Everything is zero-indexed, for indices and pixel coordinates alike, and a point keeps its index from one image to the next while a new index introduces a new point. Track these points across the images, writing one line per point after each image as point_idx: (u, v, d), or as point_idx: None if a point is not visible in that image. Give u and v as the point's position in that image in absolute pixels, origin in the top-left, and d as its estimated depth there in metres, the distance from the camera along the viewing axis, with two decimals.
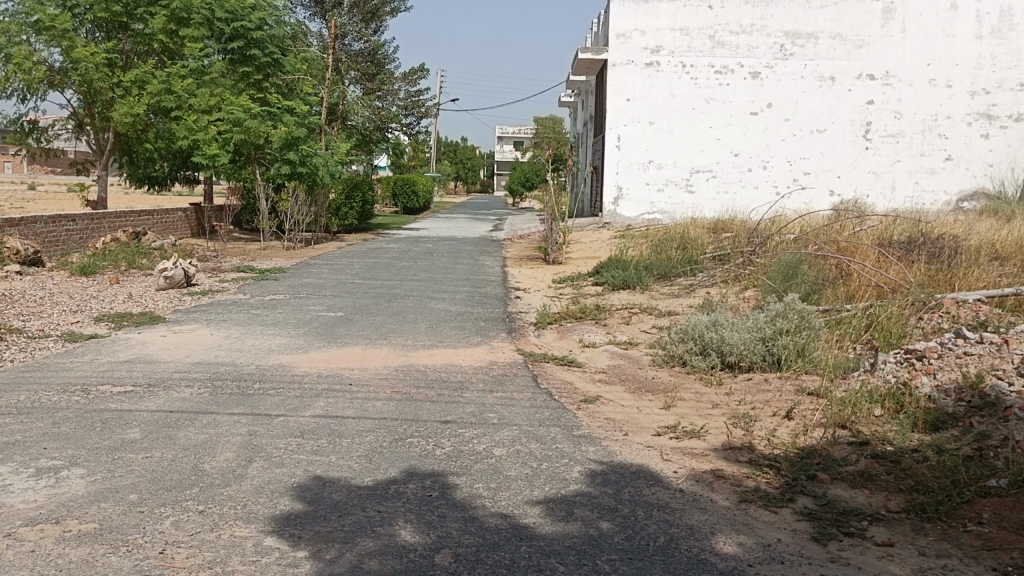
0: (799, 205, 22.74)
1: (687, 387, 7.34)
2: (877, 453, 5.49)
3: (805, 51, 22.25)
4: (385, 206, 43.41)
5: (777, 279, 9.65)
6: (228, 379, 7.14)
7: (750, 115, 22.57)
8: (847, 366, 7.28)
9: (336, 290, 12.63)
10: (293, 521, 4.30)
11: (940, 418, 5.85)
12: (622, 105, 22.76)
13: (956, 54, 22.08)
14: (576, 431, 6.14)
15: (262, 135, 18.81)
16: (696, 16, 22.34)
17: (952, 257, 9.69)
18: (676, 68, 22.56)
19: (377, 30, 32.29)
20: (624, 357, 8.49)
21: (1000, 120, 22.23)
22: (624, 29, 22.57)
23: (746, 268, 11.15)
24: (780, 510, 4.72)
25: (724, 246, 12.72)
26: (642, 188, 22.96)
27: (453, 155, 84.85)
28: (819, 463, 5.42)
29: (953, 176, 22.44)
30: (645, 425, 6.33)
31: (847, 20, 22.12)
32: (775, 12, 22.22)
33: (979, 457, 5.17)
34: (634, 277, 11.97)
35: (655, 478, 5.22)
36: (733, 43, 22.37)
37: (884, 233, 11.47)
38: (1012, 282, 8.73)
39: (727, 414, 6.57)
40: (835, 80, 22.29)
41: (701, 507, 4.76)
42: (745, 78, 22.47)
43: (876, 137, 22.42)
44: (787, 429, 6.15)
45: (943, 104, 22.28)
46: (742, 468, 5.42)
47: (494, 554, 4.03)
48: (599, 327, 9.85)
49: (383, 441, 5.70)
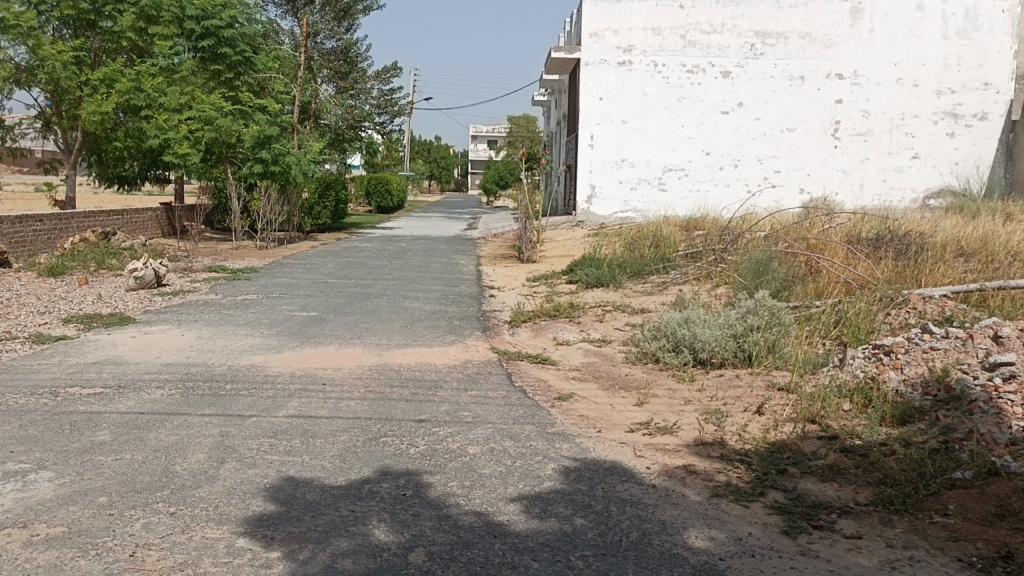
0: (770, 204, 22.98)
1: (660, 384, 7.40)
2: (847, 447, 5.57)
3: (775, 50, 22.48)
4: (359, 206, 43.23)
5: (748, 276, 9.76)
6: (200, 380, 7.07)
7: (721, 113, 22.75)
8: (816, 361, 7.37)
9: (309, 289, 12.54)
10: (266, 522, 4.28)
11: (907, 412, 5.94)
12: (596, 103, 22.83)
13: (923, 54, 22.42)
14: (549, 429, 6.16)
15: (234, 134, 18.50)
16: (668, 15, 22.47)
17: (919, 254, 9.84)
18: (648, 67, 22.67)
19: (350, 28, 32.12)
20: (598, 355, 8.53)
21: (965, 119, 22.62)
22: (597, 28, 22.61)
23: (719, 266, 11.24)
24: (751, 504, 4.78)
25: (696, 244, 12.82)
26: (615, 187, 23.05)
27: (426, 154, 84.59)
28: (789, 457, 5.49)
29: (920, 174, 22.81)
30: (619, 422, 6.36)
31: (816, 20, 22.39)
32: (745, 12, 22.41)
33: (945, 449, 5.27)
34: (607, 275, 12.03)
35: (628, 474, 5.26)
36: (704, 43, 22.53)
37: (853, 230, 11.63)
38: (977, 278, 8.88)
39: (699, 410, 6.63)
40: (805, 79, 22.54)
41: (673, 503, 4.80)
42: (716, 77, 22.65)
43: (845, 135, 22.71)
44: (758, 424, 6.22)
45: (909, 103, 22.63)
46: (713, 463, 5.48)
47: (468, 551, 4.04)
48: (573, 325, 9.89)
49: (356, 440, 5.69)
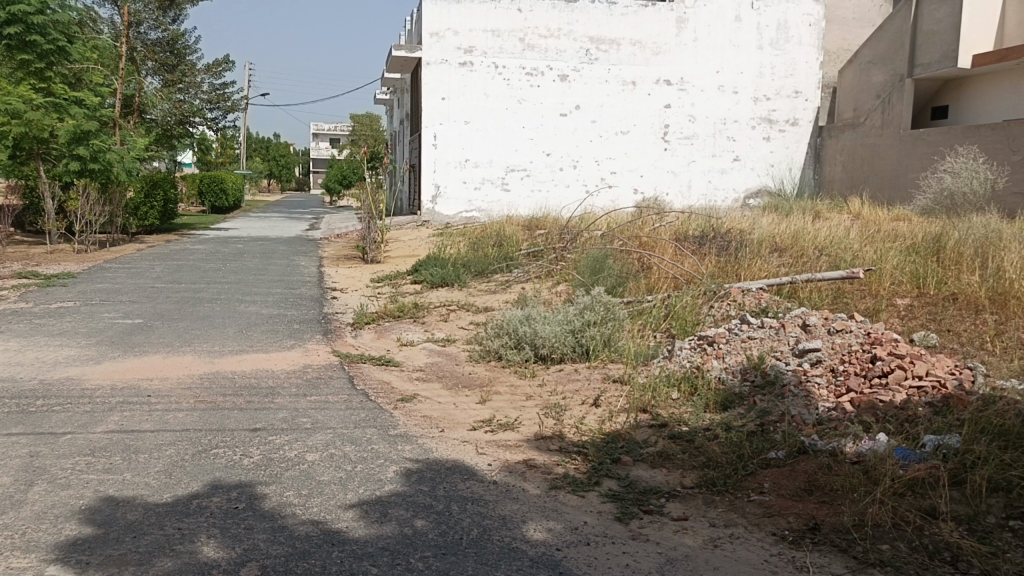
0: (607, 203, 23.91)
1: (502, 381, 7.50)
2: (674, 434, 5.88)
3: (609, 56, 23.35)
4: (191, 205, 41.03)
5: (586, 273, 10.09)
6: (5, 398, 6.44)
7: (560, 116, 23.39)
8: (647, 353, 7.72)
9: (135, 296, 11.76)
10: (80, 547, 3.96)
11: (728, 398, 6.34)
12: (438, 103, 22.75)
13: (741, 63, 24.07)
14: (391, 431, 6.10)
15: (46, 128, 16.92)
16: (506, 18, 22.78)
17: (738, 250, 10.54)
18: (489, 68, 22.88)
19: (177, 18, 30.44)
20: (441, 354, 8.53)
21: (779, 124, 24.54)
22: (437, 28, 22.50)
23: (559, 264, 11.55)
24: (586, 494, 4.94)
25: (537, 243, 13.11)
26: (459, 187, 23.11)
27: (264, 152, 81.57)
28: (623, 447, 5.72)
29: (741, 176, 24.48)
30: (461, 421, 6.40)
31: (645, 28, 23.47)
32: (580, 17, 23.12)
33: (762, 432, 5.66)
34: (452, 275, 12.07)
35: (469, 472, 5.30)
36: (542, 46, 23.06)
37: (681, 228, 12.30)
38: (789, 271, 9.60)
39: (539, 405, 6.78)
40: (636, 84, 23.59)
41: (512, 498, 4.88)
42: (554, 80, 23.25)
43: (674, 138, 23.97)
44: (594, 416, 6.44)
45: (730, 109, 24.20)
46: (552, 456, 5.62)
47: (304, 562, 3.92)
48: (417, 325, 9.84)
49: (185, 453, 5.39)
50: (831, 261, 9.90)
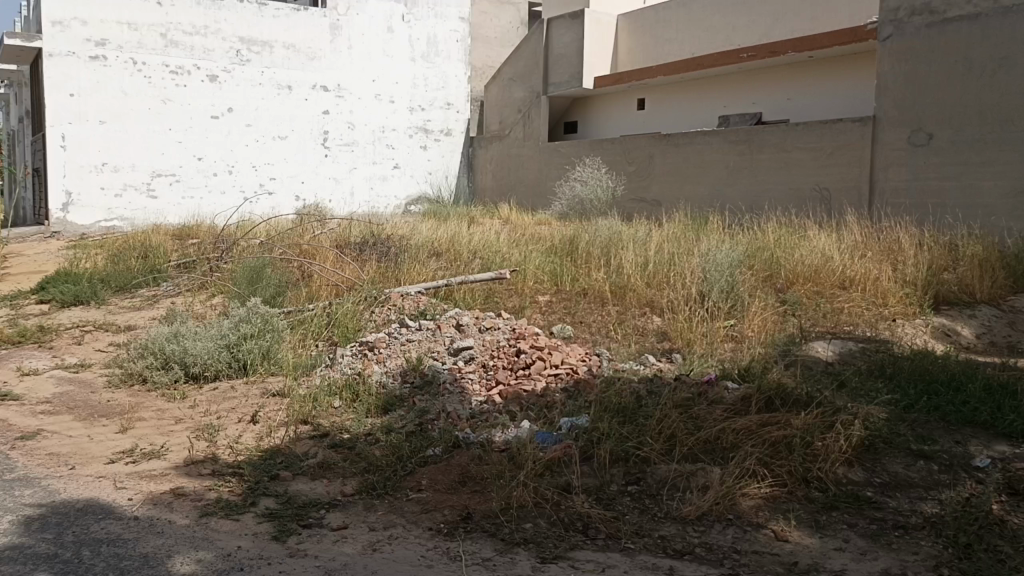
0: (265, 211, 23.09)
1: (148, 406, 6.84)
2: (335, 443, 5.82)
3: (261, 58, 22.60)
4: None
5: (242, 284, 9.61)
6: None
7: (210, 118, 22.06)
8: (309, 364, 7.57)
9: None
10: None
11: (389, 402, 6.44)
12: (66, 100, 19.80)
13: (395, 73, 24.85)
14: (5, 476, 5.25)
15: None
16: (143, 11, 20.83)
17: (397, 256, 10.78)
18: (126, 64, 20.68)
19: None
20: (73, 382, 7.55)
21: (435, 134, 25.74)
22: (60, 16, 19.60)
23: (213, 275, 10.84)
24: (241, 517, 4.68)
25: (190, 254, 12.23)
26: (96, 194, 20.43)
27: None
28: (281, 462, 5.52)
29: (400, 183, 25.22)
30: (97, 455, 5.71)
31: (298, 32, 23.10)
32: (227, 17, 22.04)
33: (420, 430, 5.83)
34: (87, 292, 10.76)
35: (105, 511, 4.73)
36: (187, 44, 21.53)
37: (342, 236, 12.27)
38: (445, 275, 10.04)
39: (190, 428, 6.29)
40: (292, 89, 23.14)
41: (156, 532, 4.46)
42: (203, 81, 21.86)
43: (334, 145, 23.92)
44: (252, 434, 6.14)
45: (387, 118, 24.84)
46: (203, 481, 5.24)
47: None
48: (43, 352, 8.61)
49: None
50: (483, 263, 10.56)
